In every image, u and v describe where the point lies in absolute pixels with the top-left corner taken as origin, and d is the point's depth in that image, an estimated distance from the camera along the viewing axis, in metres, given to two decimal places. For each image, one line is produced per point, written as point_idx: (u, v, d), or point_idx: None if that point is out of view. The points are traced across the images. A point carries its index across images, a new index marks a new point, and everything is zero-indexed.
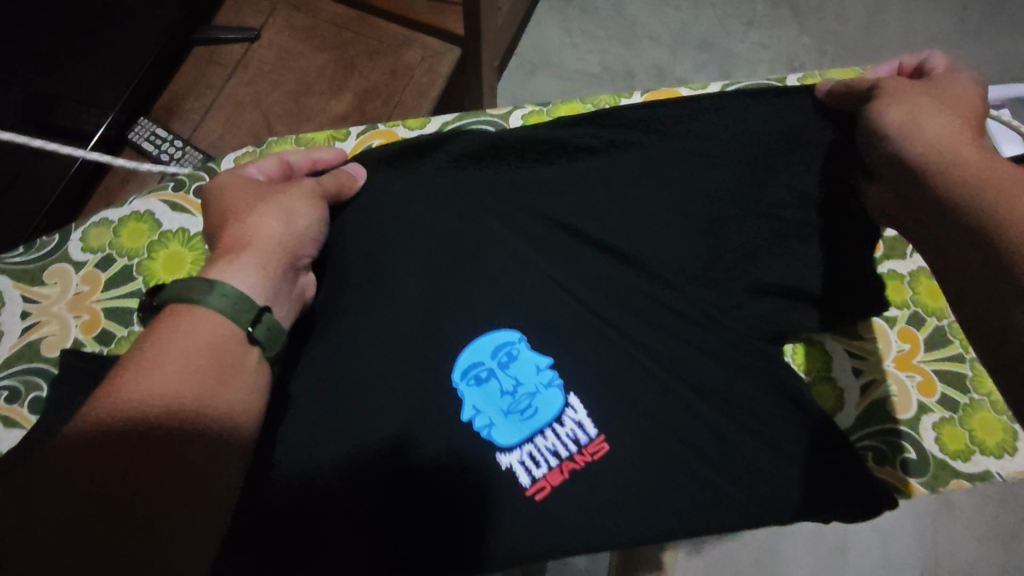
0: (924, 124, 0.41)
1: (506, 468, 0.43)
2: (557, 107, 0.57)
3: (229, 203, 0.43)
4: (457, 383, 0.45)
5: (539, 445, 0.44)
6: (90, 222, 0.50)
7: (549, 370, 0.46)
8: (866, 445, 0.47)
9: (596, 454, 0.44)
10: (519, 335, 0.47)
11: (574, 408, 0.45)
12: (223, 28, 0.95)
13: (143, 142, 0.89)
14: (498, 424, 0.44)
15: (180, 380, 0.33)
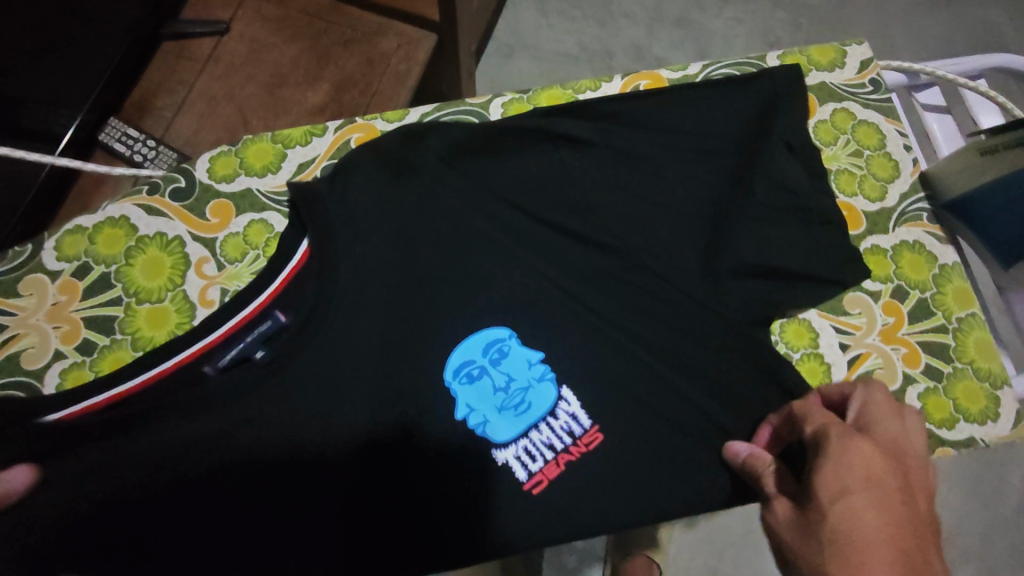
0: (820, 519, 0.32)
1: (503, 464, 0.44)
2: (538, 95, 0.55)
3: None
4: (449, 383, 0.45)
5: (534, 439, 0.45)
6: (63, 229, 0.49)
7: (540, 364, 0.46)
8: None
9: (590, 445, 0.45)
10: (510, 332, 0.47)
11: (568, 400, 0.46)
12: (191, 22, 0.92)
13: (115, 143, 0.86)
14: (492, 421, 0.45)
15: None
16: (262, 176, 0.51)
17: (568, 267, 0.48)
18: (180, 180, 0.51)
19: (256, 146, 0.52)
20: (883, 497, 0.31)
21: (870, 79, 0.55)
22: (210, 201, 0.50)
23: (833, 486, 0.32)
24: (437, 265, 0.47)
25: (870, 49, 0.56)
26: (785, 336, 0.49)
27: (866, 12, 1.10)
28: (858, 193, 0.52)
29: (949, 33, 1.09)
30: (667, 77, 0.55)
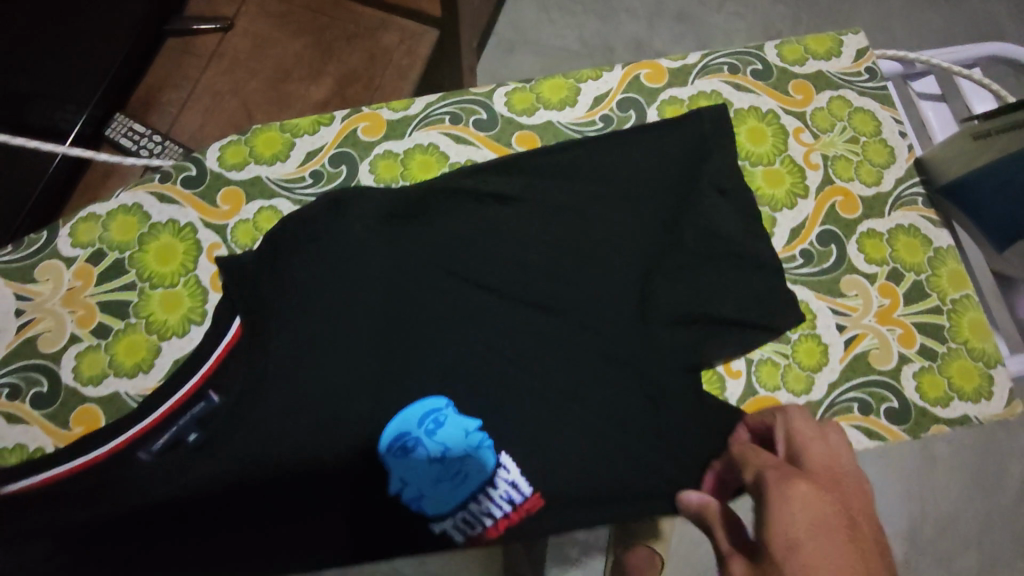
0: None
1: (440, 534, 0.46)
2: (541, 83, 0.56)
3: None
4: (384, 456, 0.45)
5: (473, 509, 0.46)
6: (78, 216, 0.50)
7: (479, 432, 0.46)
8: (854, 396, 0.49)
9: (531, 510, 0.45)
10: (446, 401, 0.46)
11: (506, 468, 0.45)
12: (195, 18, 0.93)
13: (121, 138, 0.87)
14: (428, 494, 0.46)
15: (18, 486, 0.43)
16: (272, 164, 0.52)
17: (570, 253, 0.49)
18: (192, 168, 0.52)
19: (265, 135, 0.53)
20: (838, 541, 0.26)
21: (866, 68, 0.56)
22: (221, 188, 0.51)
23: (780, 537, 0.27)
24: (443, 253, 0.48)
25: (865, 38, 0.57)
26: (756, 375, 0.49)
27: (865, 6, 1.11)
28: (855, 178, 0.53)
29: (947, 26, 1.10)
30: (667, 66, 0.56)
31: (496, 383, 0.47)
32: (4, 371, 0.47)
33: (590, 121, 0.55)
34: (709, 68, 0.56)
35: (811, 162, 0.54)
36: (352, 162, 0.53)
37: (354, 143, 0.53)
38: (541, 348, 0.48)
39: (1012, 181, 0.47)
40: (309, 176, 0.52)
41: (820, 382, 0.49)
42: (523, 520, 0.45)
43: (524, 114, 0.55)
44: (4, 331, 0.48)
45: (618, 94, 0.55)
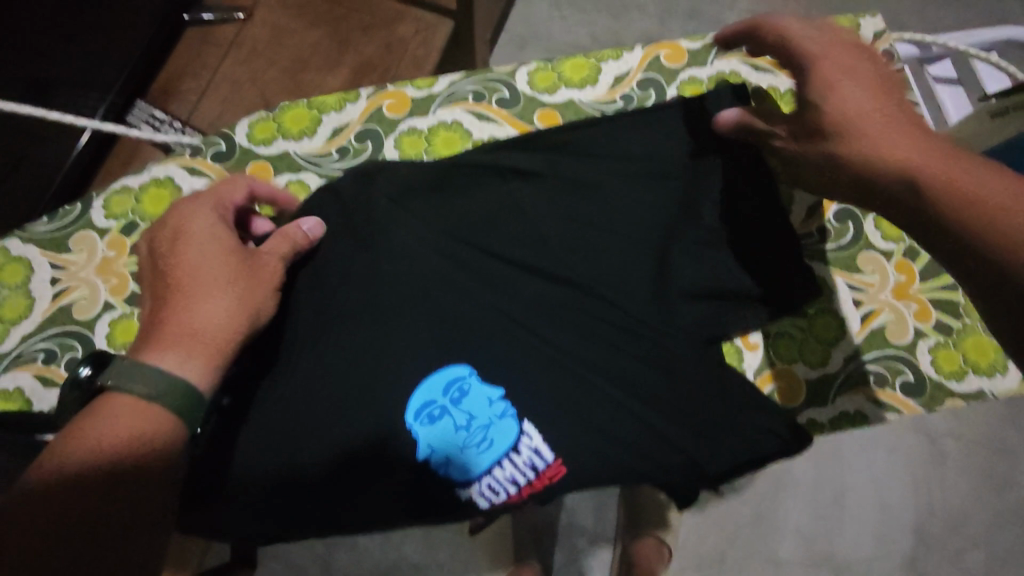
0: (836, 101, 0.42)
1: (466, 499, 0.47)
2: (561, 64, 0.57)
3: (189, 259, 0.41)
4: (411, 425, 0.45)
5: (497, 475, 0.46)
6: (112, 189, 0.52)
7: (502, 401, 0.46)
8: (870, 369, 0.51)
9: (554, 477, 0.46)
10: (469, 369, 0.46)
11: (530, 435, 0.46)
12: (215, 7, 0.94)
13: (143, 124, 0.89)
14: (454, 461, 0.46)
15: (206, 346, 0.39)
16: (299, 140, 0.54)
17: (590, 230, 0.50)
18: (221, 144, 0.54)
19: (293, 112, 0.55)
20: (876, 109, 0.42)
21: (883, 50, 0.57)
22: (249, 162, 0.54)
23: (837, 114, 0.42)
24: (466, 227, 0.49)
25: (883, 21, 0.58)
26: (773, 348, 0.52)
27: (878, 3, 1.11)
28: None
29: (961, 24, 1.10)
30: (686, 47, 0.57)
31: (516, 356, 0.47)
32: (41, 337, 0.49)
33: (610, 100, 0.56)
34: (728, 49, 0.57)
35: None
36: (377, 138, 0.55)
37: (380, 119, 0.55)
38: (560, 323, 0.48)
39: None
40: (336, 151, 0.54)
41: (837, 355, 0.52)
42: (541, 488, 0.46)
43: (545, 93, 0.56)
44: (40, 299, 0.50)
45: (637, 75, 0.57)
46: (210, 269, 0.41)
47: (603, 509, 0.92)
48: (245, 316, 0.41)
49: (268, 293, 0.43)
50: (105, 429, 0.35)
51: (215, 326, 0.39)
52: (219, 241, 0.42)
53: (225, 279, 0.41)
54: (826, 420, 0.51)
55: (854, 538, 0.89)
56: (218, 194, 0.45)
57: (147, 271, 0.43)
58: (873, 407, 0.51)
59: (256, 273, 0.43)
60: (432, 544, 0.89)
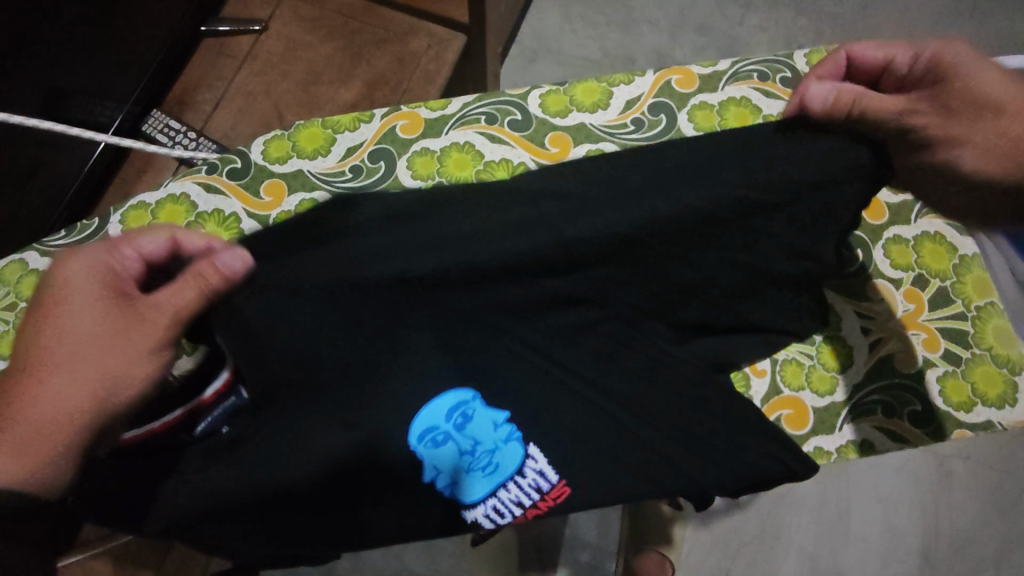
0: (988, 85, 0.47)
1: (472, 522, 0.47)
2: (573, 86, 0.57)
3: (57, 334, 0.42)
4: (414, 447, 0.45)
5: (503, 497, 0.47)
6: (128, 205, 0.53)
7: (507, 425, 0.46)
8: (877, 399, 0.51)
9: (558, 498, 0.46)
10: (474, 393, 0.46)
11: (535, 459, 0.46)
12: (232, 20, 0.96)
13: (158, 133, 0.90)
14: (458, 482, 0.46)
15: (52, 422, 0.40)
16: (313, 158, 0.55)
17: None
18: (237, 161, 0.55)
19: (308, 131, 0.56)
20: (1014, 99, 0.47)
21: None
22: (264, 180, 0.54)
23: (990, 104, 0.47)
24: None
25: None
26: (780, 375, 0.52)
27: (889, 22, 1.11)
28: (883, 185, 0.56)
29: (971, 41, 1.10)
30: (697, 72, 0.58)
31: None
32: None
33: (621, 123, 0.57)
34: (738, 75, 0.58)
35: None
36: (390, 158, 0.56)
37: (393, 140, 0.56)
38: None
39: None
40: (349, 170, 0.55)
41: (845, 383, 0.52)
42: (546, 511, 0.47)
43: (557, 116, 0.57)
44: None
45: (649, 98, 0.57)
46: (69, 341, 0.42)
47: (606, 524, 0.92)
48: (94, 399, 0.41)
49: (138, 359, 0.42)
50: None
51: (66, 405, 0.41)
52: (91, 306, 0.43)
53: (79, 358, 0.42)
54: (835, 448, 0.51)
55: (861, 560, 0.88)
56: (105, 247, 0.44)
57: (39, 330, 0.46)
58: (881, 436, 0.51)
59: (126, 341, 0.43)
60: (435, 556, 0.90)
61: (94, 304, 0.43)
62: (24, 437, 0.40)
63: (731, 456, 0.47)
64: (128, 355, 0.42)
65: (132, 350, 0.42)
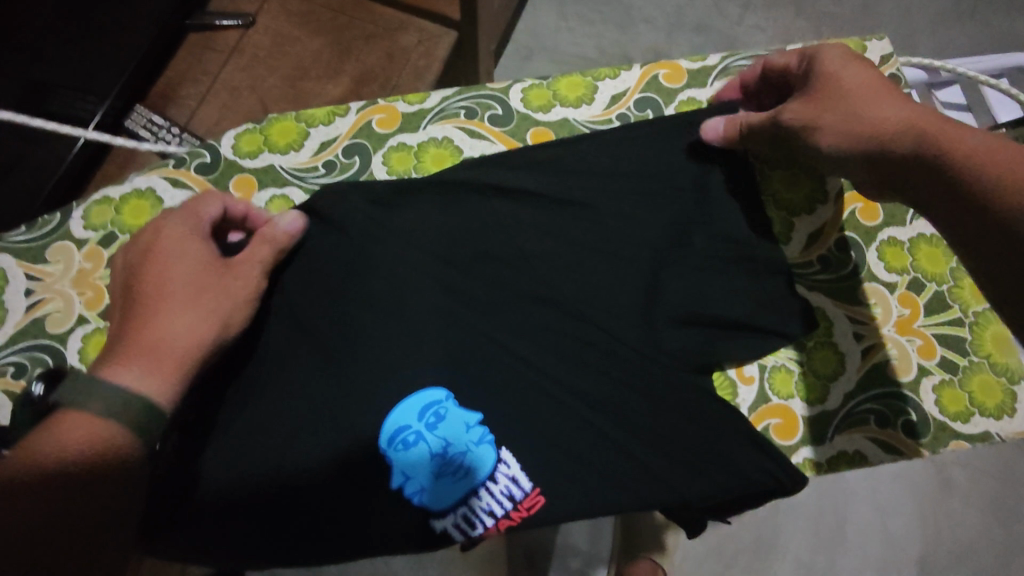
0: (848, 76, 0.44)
1: (441, 533, 0.44)
2: (558, 80, 0.56)
3: (158, 275, 0.41)
4: (384, 450, 0.43)
5: (474, 504, 0.44)
6: (92, 200, 0.52)
7: (479, 427, 0.45)
8: (870, 408, 0.49)
9: (532, 509, 0.43)
10: (447, 393, 0.45)
11: (507, 464, 0.44)
12: (219, 14, 0.94)
13: (140, 129, 0.87)
14: (429, 489, 0.44)
15: (184, 346, 0.39)
16: (286, 153, 0.53)
17: (584, 251, 0.48)
18: (206, 155, 0.53)
19: (281, 124, 0.54)
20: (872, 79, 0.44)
21: (890, 73, 0.56)
22: (234, 175, 0.53)
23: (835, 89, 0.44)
24: (458, 251, 0.48)
25: (891, 46, 0.57)
26: (768, 382, 0.50)
27: (890, 23, 1.10)
28: None
29: (972, 44, 1.08)
30: (686, 67, 0.56)
31: (505, 384, 0.45)
32: (11, 350, 0.48)
33: (606, 119, 0.55)
34: (729, 70, 0.56)
35: None
36: (366, 153, 0.54)
37: (369, 134, 0.54)
38: (547, 346, 0.47)
39: None
40: (323, 165, 0.53)
41: (835, 392, 0.50)
42: (519, 524, 0.43)
43: (540, 110, 0.55)
44: (12, 311, 0.49)
45: (635, 94, 0.55)
46: (169, 285, 0.41)
47: (597, 531, 0.89)
48: (214, 333, 0.41)
49: (241, 304, 0.43)
50: (50, 433, 0.34)
51: (193, 337, 0.40)
52: (189, 255, 0.42)
53: (190, 297, 0.41)
54: (825, 460, 0.49)
55: (857, 565, 0.86)
56: (190, 209, 0.45)
57: (119, 289, 0.44)
58: (874, 446, 0.49)
59: (225, 286, 0.42)
60: (422, 563, 0.87)
61: (187, 254, 0.43)
62: (149, 363, 0.38)
63: (724, 469, 0.45)
64: (232, 297, 0.43)
65: (235, 293, 0.43)
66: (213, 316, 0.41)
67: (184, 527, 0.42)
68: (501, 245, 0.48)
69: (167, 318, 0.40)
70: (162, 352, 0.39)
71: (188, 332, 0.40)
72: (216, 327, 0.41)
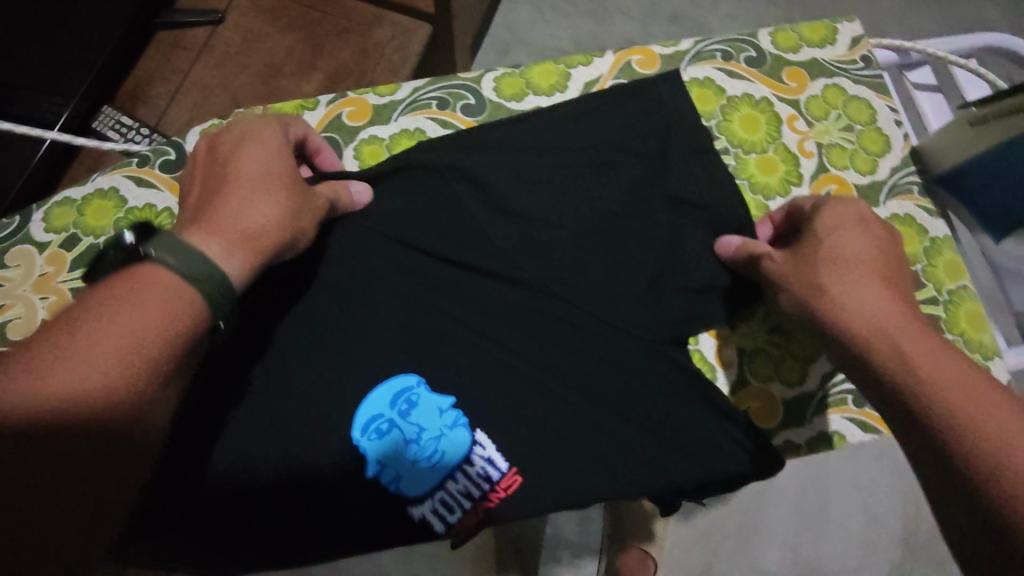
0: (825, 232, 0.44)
1: (419, 520, 0.43)
2: (530, 69, 0.55)
3: (240, 166, 0.40)
4: (358, 440, 0.43)
5: (451, 488, 0.44)
6: (52, 201, 0.50)
7: (452, 410, 0.44)
8: (848, 388, 0.50)
9: (509, 489, 0.43)
10: (418, 378, 0.45)
11: (482, 445, 0.44)
12: (186, 11, 0.91)
13: (108, 131, 0.85)
14: (405, 475, 0.43)
15: (254, 229, 0.37)
16: None
17: (561, 243, 0.48)
18: (170, 153, 0.52)
19: None
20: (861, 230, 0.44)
21: (861, 55, 0.56)
22: None
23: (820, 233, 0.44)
24: (433, 244, 0.47)
25: (860, 26, 0.57)
26: (747, 367, 0.50)
27: (861, 9, 1.10)
28: (850, 166, 0.53)
29: (942, 28, 1.09)
30: (658, 53, 0.56)
31: (485, 379, 0.45)
32: None
33: None
34: (701, 55, 0.55)
35: (804, 150, 0.53)
36: (336, 148, 0.53)
37: (339, 128, 0.53)
38: (527, 339, 0.46)
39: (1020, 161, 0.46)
40: None
41: (814, 374, 0.50)
42: (497, 505, 0.43)
43: (512, 100, 0.55)
44: None
45: (608, 81, 0.55)
46: (252, 177, 0.40)
47: (588, 522, 0.89)
48: (281, 228, 0.39)
49: (308, 219, 0.42)
50: (109, 311, 0.30)
51: (261, 223, 0.38)
52: (275, 154, 0.42)
53: (263, 188, 0.40)
54: (804, 441, 0.49)
55: (841, 548, 0.87)
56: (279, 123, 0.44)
57: (191, 179, 0.43)
58: (852, 423, 0.49)
59: (300, 195, 0.41)
60: (412, 559, 0.87)
61: (269, 153, 0.42)
62: (217, 239, 0.36)
63: (707, 452, 0.44)
64: (300, 206, 0.41)
65: (301, 203, 0.41)
66: (285, 213, 0.40)
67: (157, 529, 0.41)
68: (478, 239, 0.48)
69: (239, 203, 0.38)
70: (232, 229, 0.37)
71: (257, 219, 0.38)
72: (285, 223, 0.39)
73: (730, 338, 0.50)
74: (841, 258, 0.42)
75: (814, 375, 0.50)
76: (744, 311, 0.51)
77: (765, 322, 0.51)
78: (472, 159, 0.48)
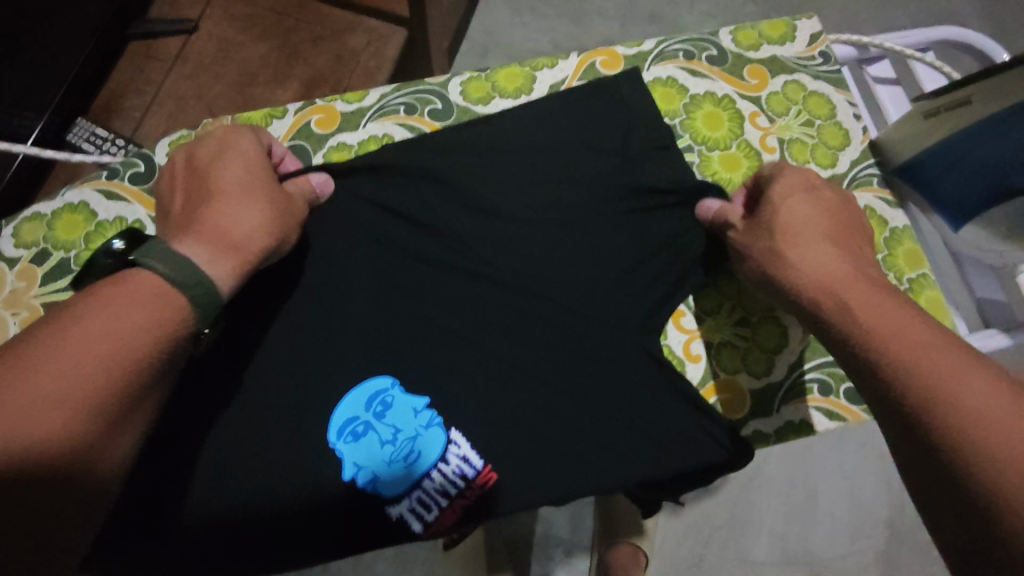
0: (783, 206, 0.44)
1: (397, 520, 0.44)
2: (497, 73, 0.56)
3: (218, 176, 0.41)
4: (334, 444, 0.43)
5: (428, 487, 0.45)
6: (21, 217, 0.50)
7: (427, 411, 0.45)
8: (814, 377, 0.51)
9: (484, 486, 0.44)
10: (392, 380, 0.45)
11: (457, 444, 0.44)
12: (158, 21, 0.91)
13: (83, 143, 0.85)
14: (381, 476, 0.44)
15: (241, 237, 0.38)
16: None
17: (531, 244, 0.48)
18: (139, 164, 0.52)
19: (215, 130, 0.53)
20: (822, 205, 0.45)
21: (820, 51, 0.57)
22: None
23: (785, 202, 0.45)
24: (405, 249, 0.48)
25: (819, 23, 0.58)
26: (715, 359, 0.51)
27: (835, 6, 1.12)
28: (811, 161, 0.54)
29: (914, 22, 1.11)
30: (623, 53, 0.57)
31: (458, 380, 0.46)
32: None
33: None
34: (664, 55, 0.56)
35: (766, 146, 0.55)
36: (305, 155, 0.53)
37: (308, 135, 0.54)
38: (499, 340, 0.47)
39: (967, 154, 0.47)
40: None
41: (781, 364, 0.51)
42: (473, 502, 0.44)
43: (479, 103, 0.55)
44: None
45: (574, 82, 0.56)
46: (231, 185, 0.41)
47: (578, 518, 0.90)
48: (267, 232, 0.40)
49: (291, 223, 0.43)
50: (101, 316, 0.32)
51: (246, 229, 0.39)
52: (250, 162, 0.43)
53: (245, 194, 0.40)
54: (773, 430, 0.50)
55: (826, 536, 0.89)
56: (250, 132, 0.45)
57: (167, 195, 0.44)
58: (818, 410, 0.50)
59: (280, 198, 0.42)
60: (405, 562, 0.87)
61: (245, 160, 0.43)
62: (206, 247, 0.37)
63: (678, 444, 0.45)
64: (282, 209, 0.42)
65: (283, 206, 0.42)
66: (269, 217, 0.41)
67: (135, 539, 0.42)
68: (449, 242, 0.48)
69: (223, 210, 0.39)
70: (218, 236, 0.38)
71: (244, 225, 0.39)
72: (270, 227, 0.40)
73: (697, 332, 0.52)
74: (804, 227, 0.43)
75: (781, 364, 0.51)
76: (710, 305, 0.52)
77: (730, 315, 0.52)
78: (441, 162, 0.49)
